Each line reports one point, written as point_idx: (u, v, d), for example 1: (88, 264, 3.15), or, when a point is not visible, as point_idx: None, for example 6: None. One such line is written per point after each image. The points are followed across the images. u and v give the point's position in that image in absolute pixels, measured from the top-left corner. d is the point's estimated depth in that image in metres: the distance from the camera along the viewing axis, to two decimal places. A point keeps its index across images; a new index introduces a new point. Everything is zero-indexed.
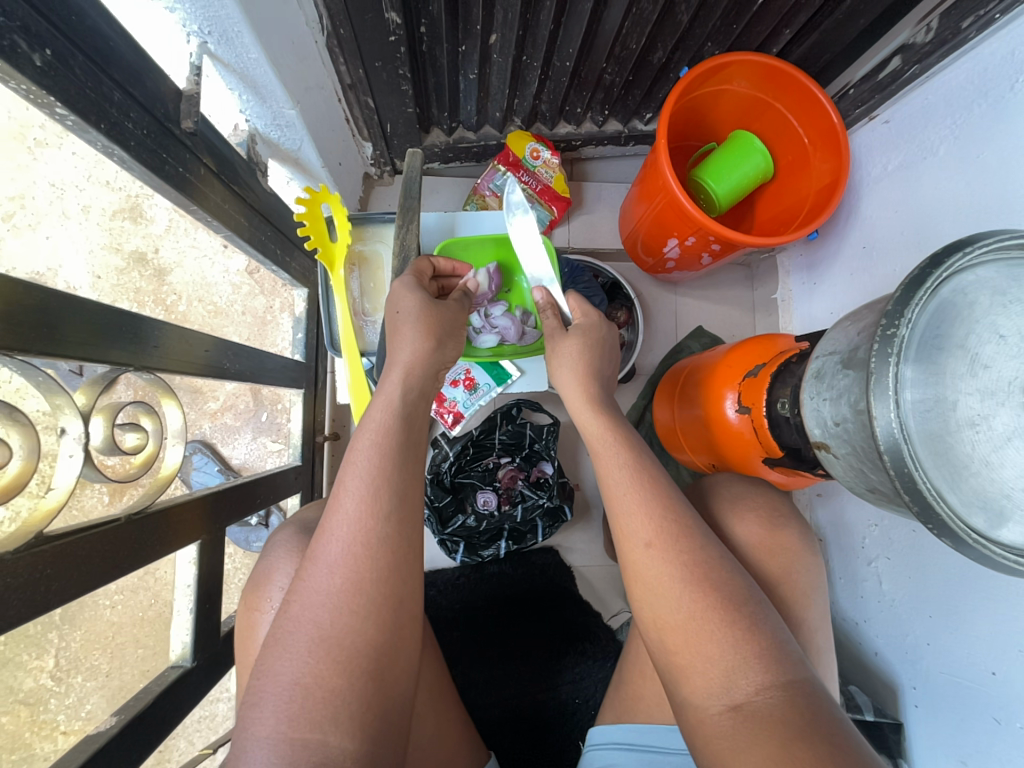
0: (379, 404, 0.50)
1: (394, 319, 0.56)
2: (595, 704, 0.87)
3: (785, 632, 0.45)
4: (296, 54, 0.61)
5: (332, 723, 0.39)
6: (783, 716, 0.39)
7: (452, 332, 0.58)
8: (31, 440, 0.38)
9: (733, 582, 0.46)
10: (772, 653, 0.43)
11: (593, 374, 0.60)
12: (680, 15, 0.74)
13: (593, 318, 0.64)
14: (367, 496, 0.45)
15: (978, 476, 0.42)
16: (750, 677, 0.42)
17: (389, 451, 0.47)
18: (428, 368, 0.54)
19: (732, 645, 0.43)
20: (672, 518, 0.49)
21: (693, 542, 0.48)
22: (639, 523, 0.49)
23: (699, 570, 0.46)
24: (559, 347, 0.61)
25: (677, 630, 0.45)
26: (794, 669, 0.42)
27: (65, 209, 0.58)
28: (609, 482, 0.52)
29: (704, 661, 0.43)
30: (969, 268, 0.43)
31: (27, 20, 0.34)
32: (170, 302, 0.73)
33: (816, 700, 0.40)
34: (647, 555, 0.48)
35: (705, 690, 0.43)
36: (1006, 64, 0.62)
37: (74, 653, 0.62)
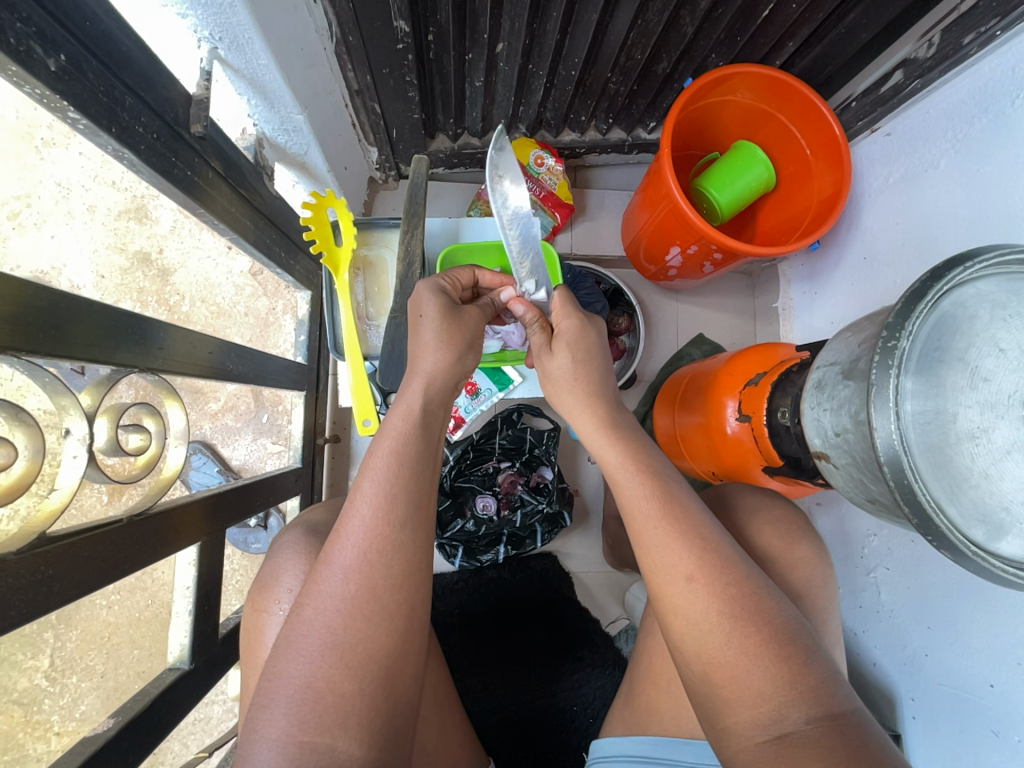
0: (398, 413, 0.50)
1: (436, 336, 0.53)
2: (593, 712, 0.83)
3: (832, 661, 0.45)
4: (304, 60, 0.62)
5: (341, 728, 0.39)
6: (837, 749, 0.39)
7: (474, 341, 0.57)
8: (37, 441, 0.38)
9: (780, 613, 0.45)
10: (821, 685, 0.42)
11: (603, 398, 0.57)
12: (685, 27, 0.74)
13: (580, 320, 0.60)
14: (384, 507, 0.45)
15: (978, 489, 0.42)
16: (801, 711, 0.41)
17: (409, 460, 0.47)
18: (447, 380, 0.54)
19: (783, 678, 0.42)
20: (714, 551, 0.48)
21: (737, 574, 0.47)
22: (677, 558, 0.47)
23: (744, 603, 0.45)
24: (547, 369, 0.60)
25: (726, 665, 0.44)
26: (840, 701, 0.42)
27: (71, 209, 0.72)
28: (636, 514, 0.51)
29: (753, 694, 0.42)
30: (970, 282, 0.44)
31: (42, 26, 0.35)
32: (174, 302, 0.79)
33: (864, 729, 0.40)
34: (689, 590, 0.46)
35: (750, 720, 0.42)
36: (1008, 80, 0.62)
37: (68, 653, 0.68)
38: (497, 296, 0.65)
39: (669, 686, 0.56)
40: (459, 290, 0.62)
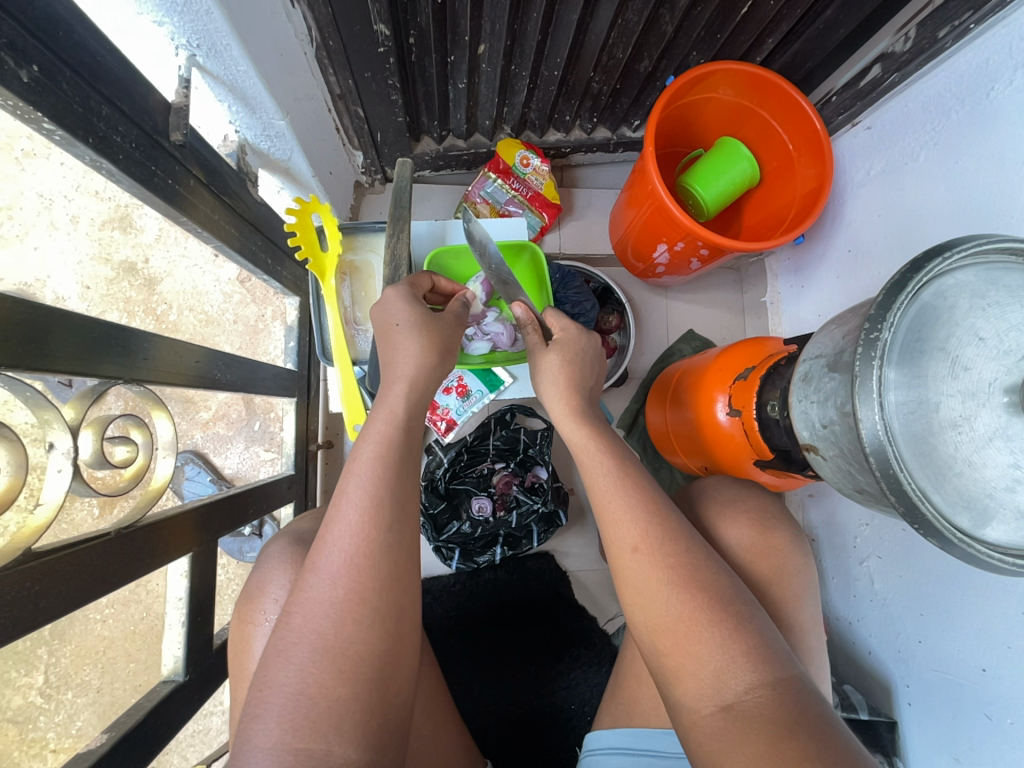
0: (380, 415, 0.50)
1: (410, 329, 0.55)
2: (591, 709, 0.89)
3: (773, 631, 0.45)
4: (285, 65, 0.62)
5: (336, 732, 0.39)
6: (770, 713, 0.38)
7: (450, 348, 0.58)
8: (18, 456, 0.37)
9: (719, 583, 0.46)
10: (759, 651, 0.43)
11: (578, 384, 0.60)
12: (665, 26, 0.75)
13: (568, 328, 0.62)
14: (369, 507, 0.45)
15: (962, 476, 0.43)
16: (739, 678, 0.41)
17: (393, 463, 0.47)
18: (429, 383, 0.54)
19: (720, 645, 0.43)
20: (659, 522, 0.49)
21: (678, 543, 0.48)
22: (623, 528, 0.49)
23: (686, 572, 0.46)
24: (542, 362, 0.60)
25: (668, 633, 0.45)
26: (783, 666, 0.42)
27: (53, 220, 0.58)
28: (594, 491, 0.52)
29: (694, 662, 0.43)
30: (948, 273, 0.45)
31: (14, 36, 0.34)
32: (162, 312, 0.73)
33: (803, 697, 0.40)
34: (634, 559, 0.47)
35: (696, 691, 0.42)
36: (981, 72, 0.63)
37: (63, 669, 0.59)
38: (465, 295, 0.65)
39: None
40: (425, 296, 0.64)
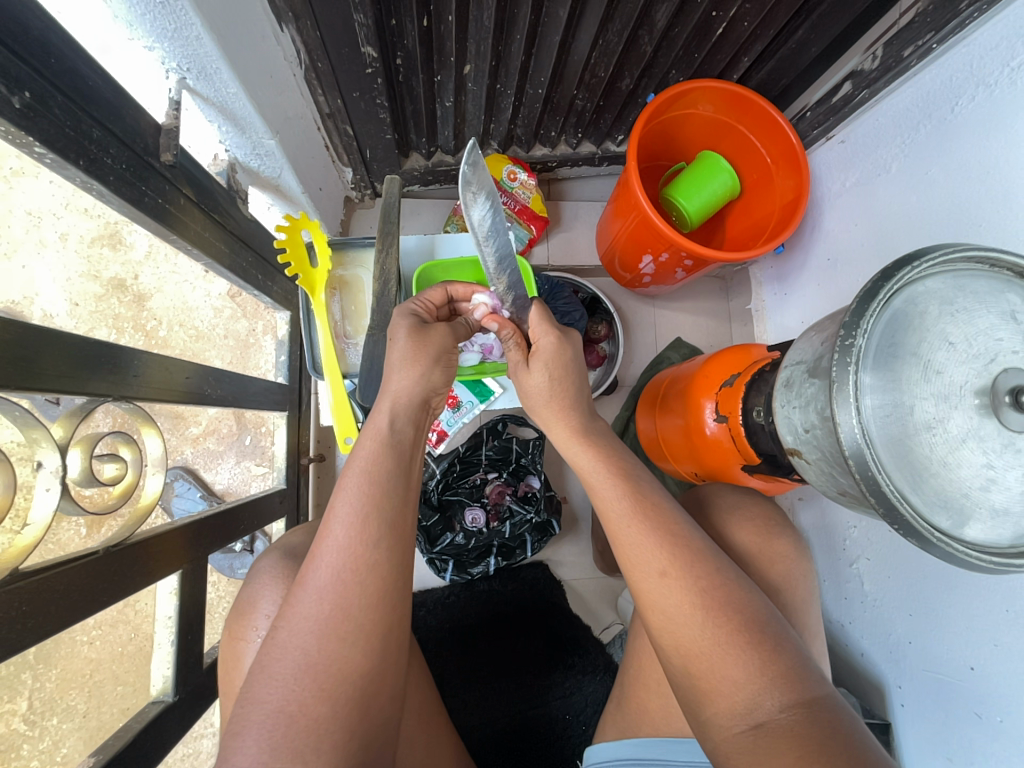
0: (368, 432, 0.50)
1: (403, 354, 0.55)
2: (586, 718, 0.88)
3: (805, 651, 0.46)
4: (274, 87, 0.63)
5: (314, 753, 0.38)
6: (810, 733, 0.39)
7: (445, 356, 0.57)
8: (8, 475, 0.37)
9: (752, 603, 0.47)
10: (794, 670, 0.43)
11: (575, 407, 0.59)
12: (645, 45, 0.77)
13: (558, 341, 0.60)
14: (356, 525, 0.45)
15: (940, 477, 0.44)
16: (775, 698, 0.42)
17: (379, 478, 0.47)
18: (415, 398, 0.54)
19: (756, 666, 0.43)
20: (683, 545, 0.49)
21: (708, 566, 0.48)
22: (649, 552, 0.49)
23: (716, 596, 0.46)
24: (524, 386, 0.62)
25: (701, 655, 0.45)
26: (813, 687, 0.43)
27: (42, 238, 0.61)
28: (611, 514, 0.52)
29: (728, 684, 0.43)
30: (918, 280, 0.46)
31: (7, 65, 0.35)
32: (151, 327, 0.76)
33: (839, 714, 0.41)
34: (662, 584, 0.47)
35: (728, 710, 0.43)
36: (946, 89, 0.66)
37: (49, 694, 0.63)
38: (471, 315, 0.64)
39: (660, 687, 0.56)
40: (433, 311, 0.63)
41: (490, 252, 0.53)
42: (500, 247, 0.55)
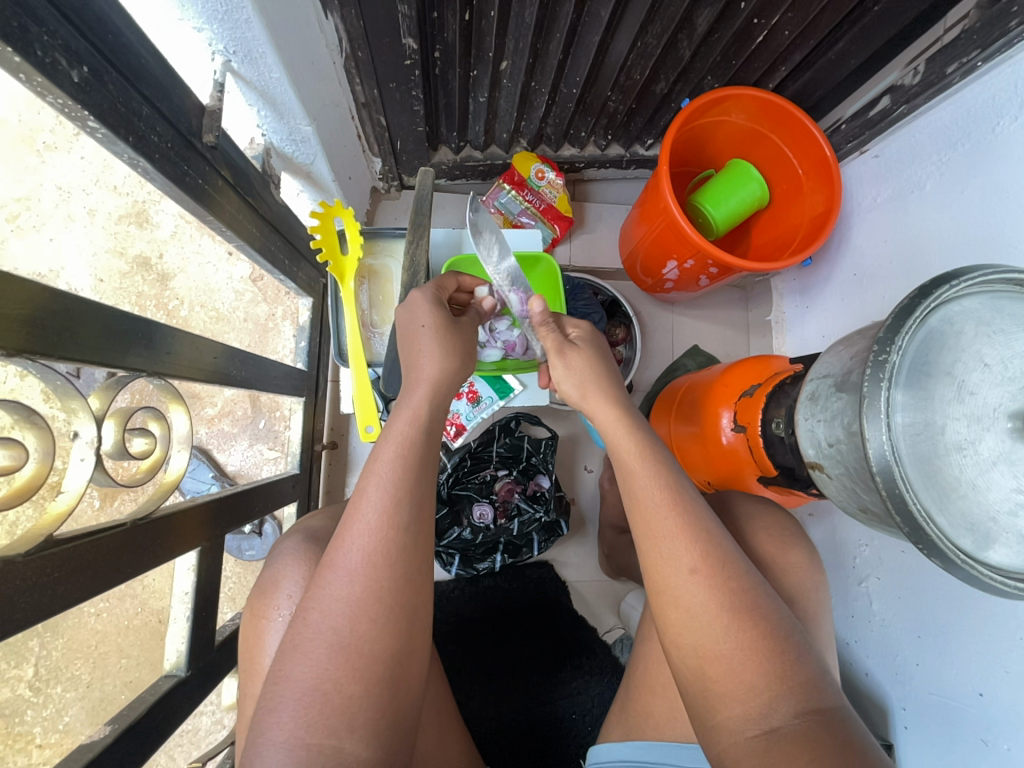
0: (404, 416, 0.51)
1: (440, 340, 0.55)
2: (592, 719, 0.86)
3: (821, 662, 0.46)
4: (315, 74, 0.63)
5: (348, 728, 0.39)
6: (824, 741, 0.40)
7: (469, 352, 0.58)
8: (47, 443, 0.38)
9: (773, 610, 0.47)
10: (811, 681, 0.43)
11: (620, 394, 0.59)
12: (683, 50, 0.77)
13: (590, 331, 0.65)
14: (389, 507, 0.45)
15: (967, 499, 0.44)
16: (789, 705, 0.42)
17: (414, 464, 0.47)
18: (449, 385, 0.54)
19: (774, 674, 0.43)
20: (716, 545, 0.49)
21: (736, 569, 0.48)
22: (681, 549, 0.48)
23: (744, 599, 0.46)
24: (569, 362, 0.61)
25: (721, 658, 0.45)
26: (827, 699, 0.43)
27: (71, 212, 0.63)
28: (646, 502, 0.51)
29: (744, 688, 0.43)
30: (954, 300, 0.46)
31: (68, 39, 0.36)
32: (173, 307, 0.77)
33: (851, 726, 0.41)
34: (690, 581, 0.47)
35: (742, 715, 0.43)
36: (988, 107, 0.66)
37: (54, 663, 0.64)
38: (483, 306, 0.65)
39: (669, 693, 0.56)
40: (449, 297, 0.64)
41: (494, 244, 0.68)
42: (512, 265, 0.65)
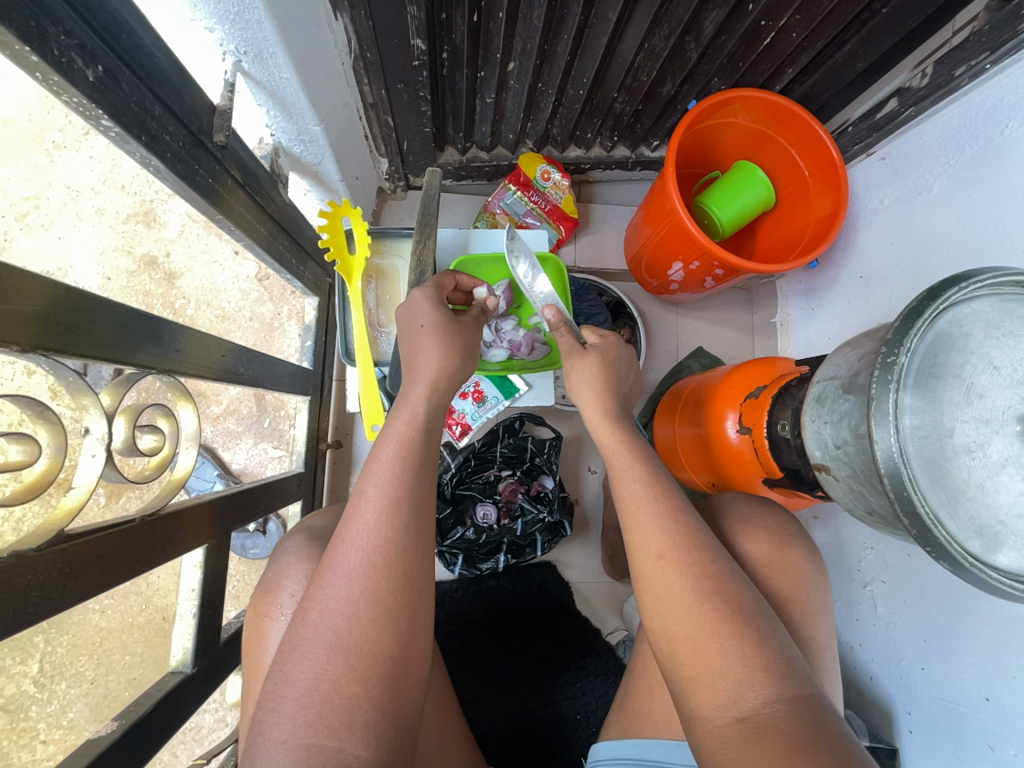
0: (402, 416, 0.51)
1: (432, 337, 0.56)
2: (596, 721, 0.86)
3: (793, 649, 0.45)
4: (324, 74, 0.64)
5: (347, 730, 0.39)
6: (790, 729, 0.39)
7: (471, 352, 0.58)
8: (60, 439, 0.38)
9: (744, 597, 0.46)
10: (777, 666, 0.43)
11: (614, 396, 0.59)
12: (690, 52, 0.77)
13: (613, 342, 0.64)
14: (387, 507, 0.45)
15: (975, 502, 0.43)
16: (758, 692, 0.42)
17: (411, 463, 0.48)
18: (448, 384, 0.55)
19: (740, 658, 0.43)
20: (687, 531, 0.49)
21: (708, 556, 0.48)
22: (651, 536, 0.49)
23: (712, 584, 0.46)
24: (578, 366, 0.60)
25: (687, 641, 0.45)
26: (798, 686, 0.42)
27: (78, 211, 0.64)
28: (624, 493, 0.52)
29: (712, 672, 0.43)
30: (963, 302, 0.46)
31: (83, 38, 0.36)
32: (179, 305, 0.76)
33: (820, 715, 0.40)
34: (658, 566, 0.48)
35: (711, 700, 0.43)
36: (997, 110, 0.65)
37: (59, 658, 0.64)
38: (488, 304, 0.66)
39: (672, 693, 0.56)
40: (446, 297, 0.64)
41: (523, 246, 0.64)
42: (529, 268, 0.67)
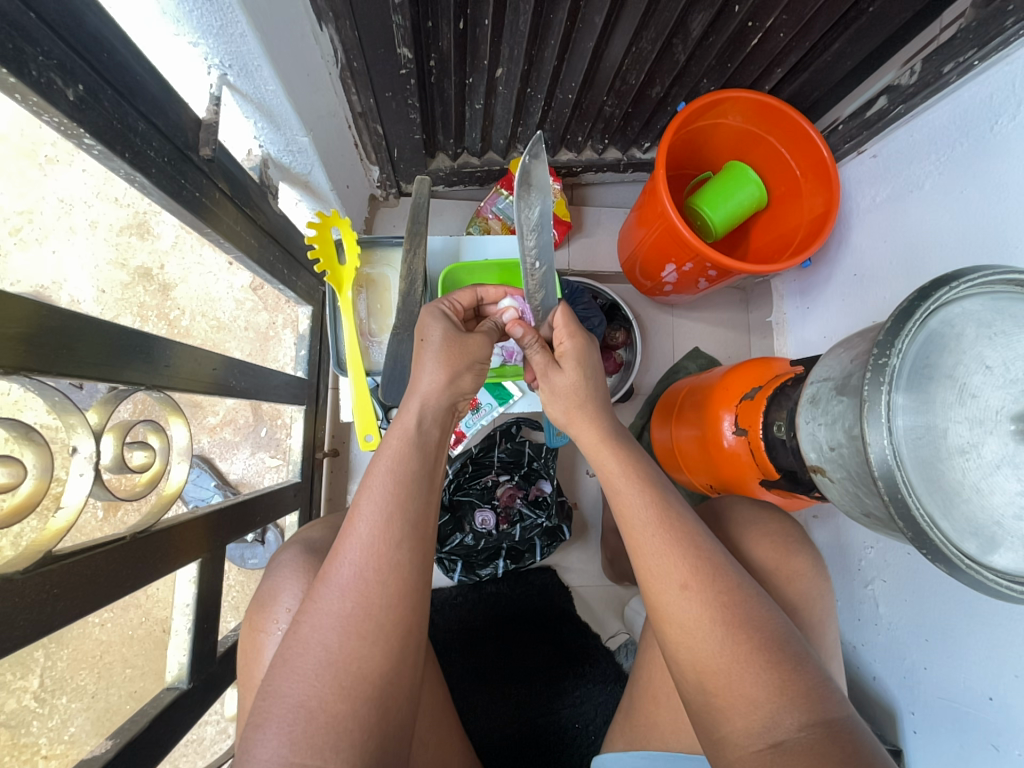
0: (395, 431, 0.51)
1: (436, 354, 0.55)
2: (597, 729, 0.84)
3: (825, 670, 0.45)
4: (311, 85, 0.64)
5: (333, 750, 0.38)
6: (829, 753, 0.39)
7: (474, 361, 0.57)
8: (46, 460, 0.38)
9: (770, 621, 0.46)
10: (813, 690, 0.43)
11: (606, 415, 0.59)
12: (678, 54, 0.77)
13: (582, 343, 0.61)
14: (382, 522, 0.45)
15: (970, 503, 0.43)
16: (794, 717, 0.41)
17: (406, 478, 0.48)
18: (443, 399, 0.54)
19: (774, 685, 0.43)
20: (707, 559, 0.48)
21: (729, 581, 0.47)
22: (671, 565, 0.48)
23: (738, 613, 0.46)
24: (555, 384, 0.60)
25: (719, 672, 0.44)
26: (833, 708, 0.42)
27: (72, 224, 0.61)
28: (633, 523, 0.51)
29: (746, 701, 0.43)
30: (955, 301, 0.45)
31: (63, 58, 0.36)
32: (174, 317, 0.76)
33: (856, 736, 0.40)
34: (682, 597, 0.47)
35: (745, 728, 0.42)
36: (986, 107, 0.65)
37: (60, 673, 0.62)
38: (498, 318, 0.64)
39: (671, 701, 0.56)
40: (461, 311, 0.63)
41: (529, 248, 0.60)
42: (542, 246, 0.61)
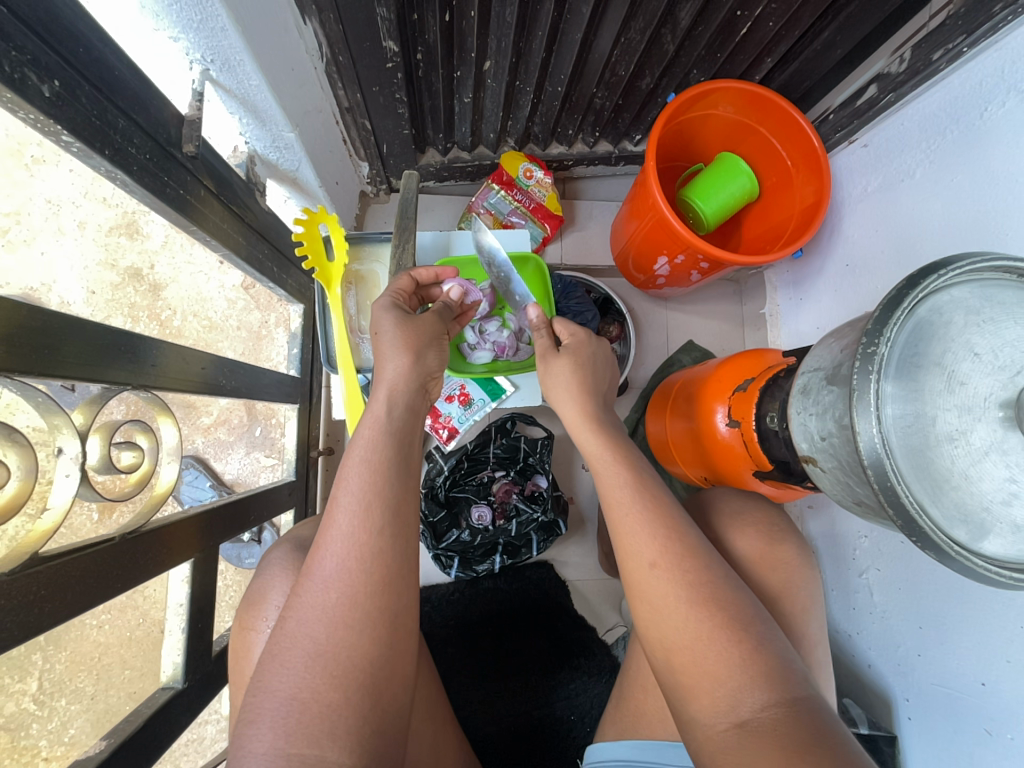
0: (366, 423, 0.51)
1: (392, 341, 0.55)
2: (591, 720, 0.88)
3: (790, 650, 0.45)
4: (296, 80, 0.63)
5: (329, 738, 0.39)
6: (790, 732, 0.38)
7: (434, 340, 0.59)
8: (29, 460, 0.38)
9: (737, 599, 0.46)
10: (776, 669, 0.43)
11: (588, 394, 0.60)
12: (667, 44, 0.77)
13: (584, 338, 0.65)
14: (352, 507, 0.45)
15: (959, 490, 0.43)
16: (757, 696, 0.41)
17: (376, 462, 0.47)
18: (410, 383, 0.55)
19: (737, 664, 0.43)
20: (678, 537, 0.49)
21: (698, 561, 0.48)
22: (643, 542, 0.49)
23: (704, 590, 0.46)
24: (551, 367, 0.62)
25: (684, 649, 0.45)
26: (797, 688, 0.42)
27: (61, 226, 0.57)
28: (612, 502, 0.52)
29: (710, 680, 0.43)
30: (943, 289, 0.45)
31: (37, 53, 0.36)
32: (165, 317, 0.71)
33: (820, 715, 0.40)
34: (652, 574, 0.47)
35: (710, 707, 0.42)
36: (975, 94, 0.65)
37: (58, 676, 0.53)
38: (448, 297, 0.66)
39: (661, 690, 0.56)
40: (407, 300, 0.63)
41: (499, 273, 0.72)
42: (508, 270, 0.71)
